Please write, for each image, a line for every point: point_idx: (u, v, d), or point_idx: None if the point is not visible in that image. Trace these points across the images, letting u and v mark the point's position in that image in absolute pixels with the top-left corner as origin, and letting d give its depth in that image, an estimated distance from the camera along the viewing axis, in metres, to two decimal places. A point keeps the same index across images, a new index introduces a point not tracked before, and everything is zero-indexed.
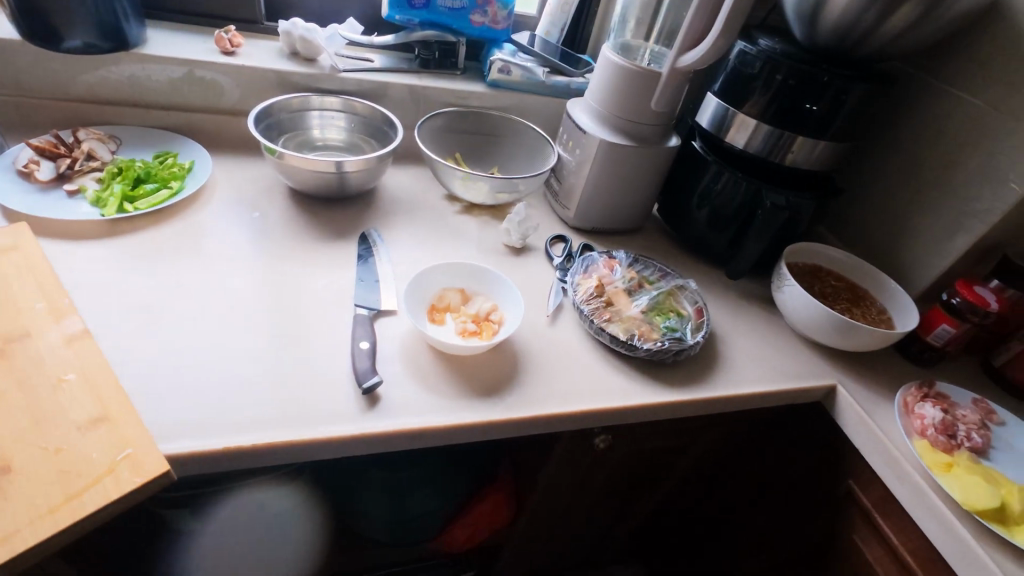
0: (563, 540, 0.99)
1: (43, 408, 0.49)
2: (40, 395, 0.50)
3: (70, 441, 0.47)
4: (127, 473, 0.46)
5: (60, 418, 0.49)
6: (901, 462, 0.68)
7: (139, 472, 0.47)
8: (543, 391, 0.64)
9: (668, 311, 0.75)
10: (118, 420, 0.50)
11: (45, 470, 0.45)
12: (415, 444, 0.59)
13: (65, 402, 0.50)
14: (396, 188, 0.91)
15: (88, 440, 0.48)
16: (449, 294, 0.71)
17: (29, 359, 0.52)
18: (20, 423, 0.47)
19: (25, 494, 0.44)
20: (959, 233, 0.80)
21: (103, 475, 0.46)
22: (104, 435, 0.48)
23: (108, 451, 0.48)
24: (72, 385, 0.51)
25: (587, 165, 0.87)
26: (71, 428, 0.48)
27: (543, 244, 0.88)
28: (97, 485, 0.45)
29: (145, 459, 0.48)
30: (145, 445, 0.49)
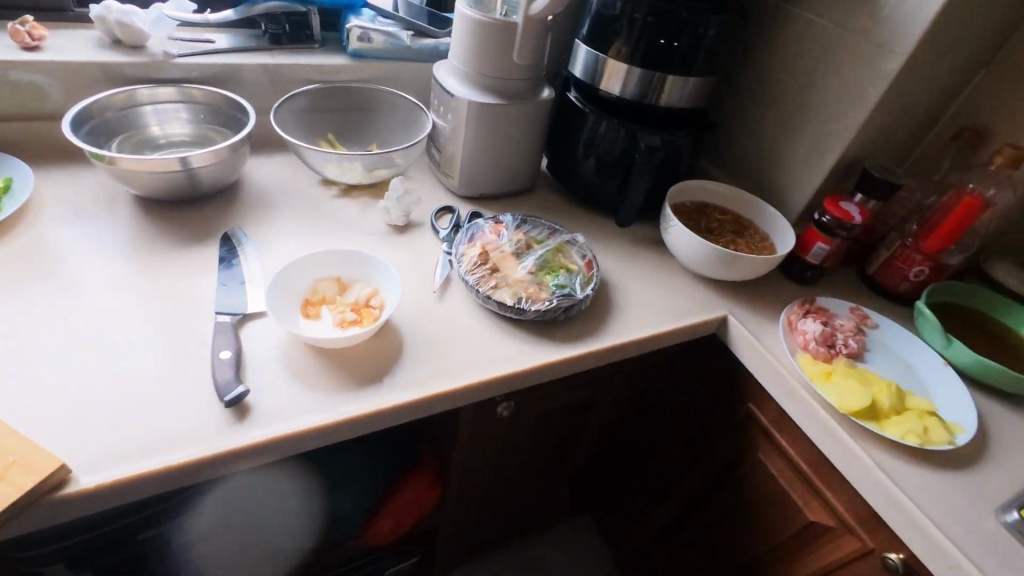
0: (501, 505, 1.00)
1: None
2: None
3: None
4: (20, 476, 0.45)
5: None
6: (788, 378, 0.71)
7: (31, 471, 0.45)
8: (432, 370, 0.62)
9: (557, 267, 0.75)
10: None
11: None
12: (296, 449, 0.55)
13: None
14: (263, 180, 0.85)
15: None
16: (324, 285, 0.67)
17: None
18: None
19: None
20: (823, 154, 0.83)
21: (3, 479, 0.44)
22: None
23: None
24: None
25: (463, 130, 0.83)
26: None
27: (429, 218, 0.84)
28: None
29: (34, 460, 0.46)
30: (29, 448, 0.46)
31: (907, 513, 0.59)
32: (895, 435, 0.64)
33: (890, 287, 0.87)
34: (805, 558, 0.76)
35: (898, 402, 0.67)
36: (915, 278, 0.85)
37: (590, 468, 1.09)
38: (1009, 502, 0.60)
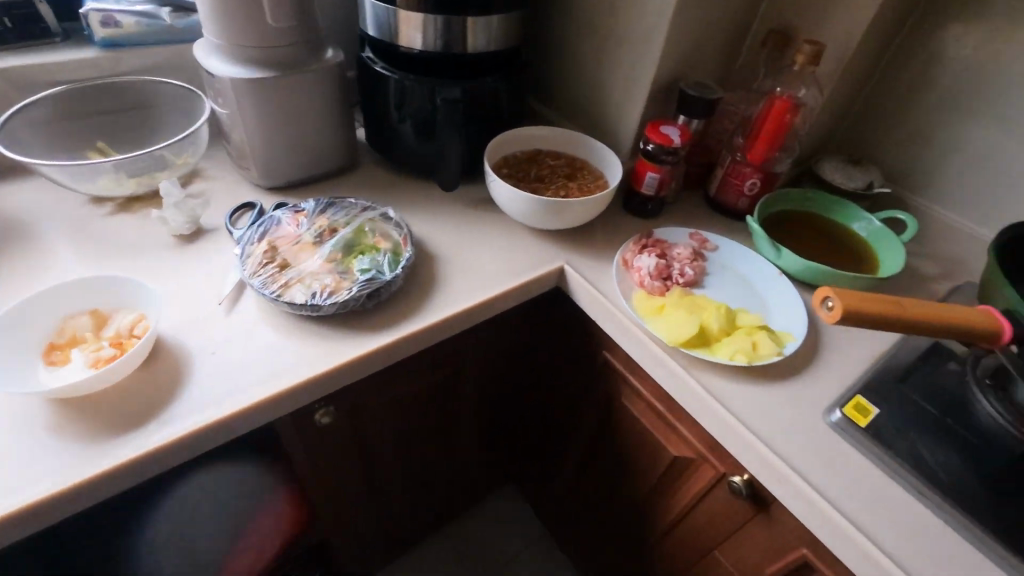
0: (395, 501, 0.96)
1: None
2: None
3: None
4: None
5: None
6: (623, 321, 0.68)
7: None
8: (214, 394, 0.55)
9: (363, 249, 0.68)
10: None
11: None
12: (44, 523, 0.47)
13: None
14: (12, 210, 0.72)
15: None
16: (77, 321, 0.58)
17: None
18: None
19: None
20: (638, 79, 0.79)
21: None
22: None
23: None
24: None
25: (240, 113, 0.73)
26: None
27: (224, 219, 0.74)
28: None
29: None
30: None
31: (738, 434, 0.58)
32: (725, 358, 0.62)
33: (730, 205, 0.86)
34: (677, 492, 0.75)
35: (728, 323, 0.66)
36: (749, 192, 0.83)
37: (487, 443, 1.05)
38: (834, 402, 0.61)
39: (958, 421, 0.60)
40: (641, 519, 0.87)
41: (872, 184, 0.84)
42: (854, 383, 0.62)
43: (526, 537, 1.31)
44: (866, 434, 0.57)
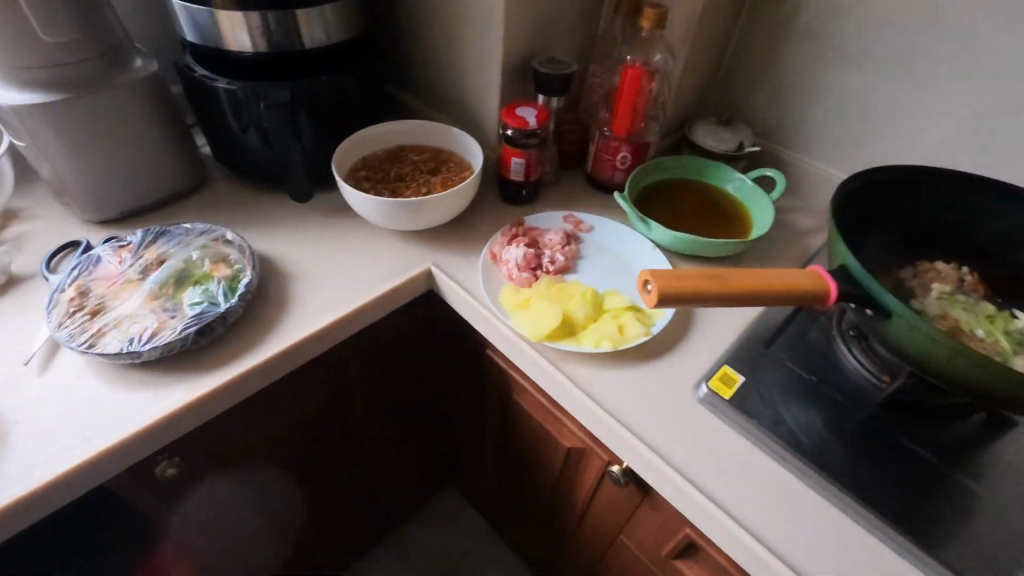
0: (310, 528, 0.92)
1: None
2: None
3: None
4: None
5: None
6: (490, 319, 0.64)
7: None
8: (14, 470, 0.49)
9: (196, 280, 0.61)
10: None
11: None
12: None
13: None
14: None
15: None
16: None
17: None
18: None
19: None
20: (488, 61, 0.75)
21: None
22: None
23: None
24: None
25: (40, 145, 0.65)
26: None
27: (42, 264, 0.67)
28: None
29: None
30: None
31: (603, 425, 0.56)
32: (590, 346, 0.60)
33: (606, 182, 0.83)
34: (579, 482, 0.74)
35: (595, 308, 0.64)
36: (623, 165, 0.80)
37: (405, 453, 1.02)
38: (702, 376, 0.59)
39: (823, 380, 0.60)
40: (557, 511, 0.85)
41: (742, 144, 0.83)
42: (723, 353, 0.61)
43: (472, 537, 1.29)
44: (731, 406, 0.56)
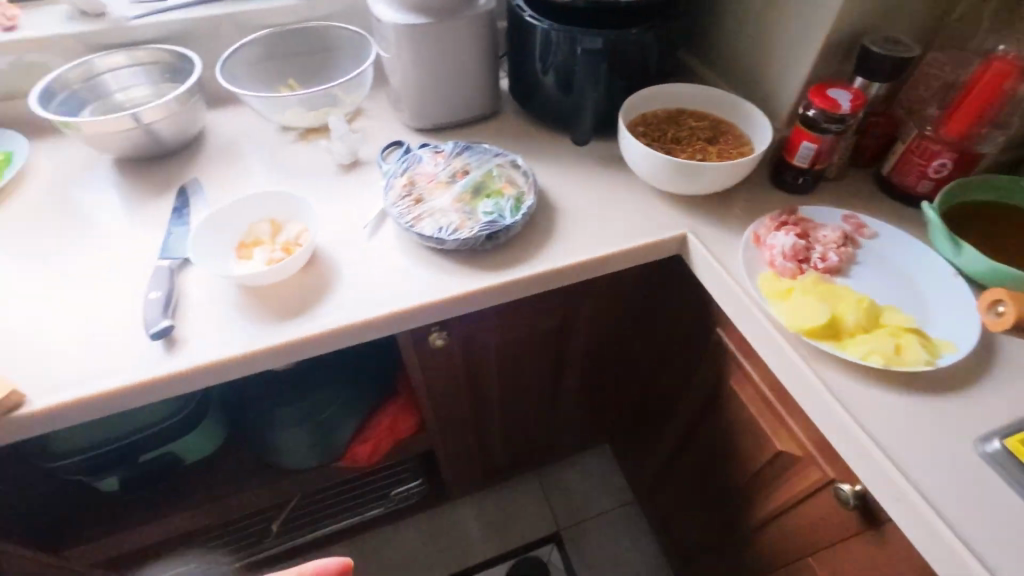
0: (493, 432, 1.04)
1: None
2: None
3: None
4: None
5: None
6: (743, 298, 0.63)
7: None
8: (352, 301, 0.64)
9: (490, 192, 0.72)
10: None
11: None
12: (230, 375, 0.60)
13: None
14: (228, 132, 0.88)
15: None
16: (259, 228, 0.70)
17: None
18: None
19: None
20: (812, 35, 0.70)
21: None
22: None
23: None
24: None
25: (400, 55, 0.79)
26: None
27: (377, 154, 0.83)
28: None
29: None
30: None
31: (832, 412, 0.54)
32: (855, 356, 0.55)
33: (908, 189, 0.73)
34: (774, 489, 0.70)
35: (868, 318, 0.58)
36: (936, 174, 0.70)
37: (581, 401, 1.08)
38: (994, 430, 0.51)
39: None
40: (730, 512, 0.83)
41: None
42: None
43: (611, 504, 1.33)
44: None
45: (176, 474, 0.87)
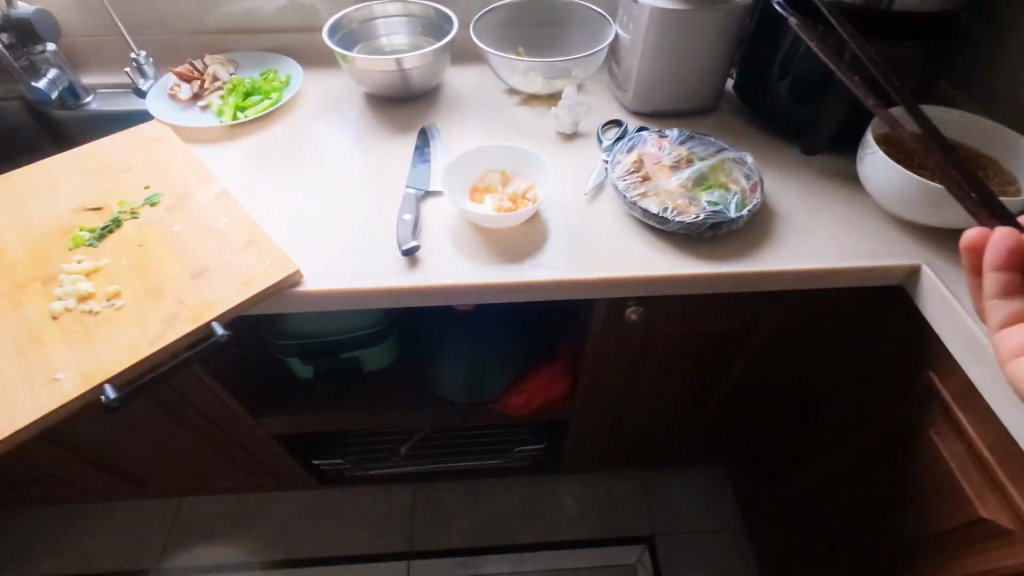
0: (625, 421, 1.05)
1: (208, 239, 0.66)
2: (201, 237, 0.66)
3: (235, 254, 0.65)
4: (274, 273, 0.63)
5: (51, 339, 0.57)
6: (986, 345, 0.58)
7: (281, 269, 0.63)
8: (571, 259, 0.68)
9: (714, 184, 0.72)
10: (261, 244, 0.66)
11: (223, 274, 0.62)
12: (455, 300, 0.67)
13: (224, 234, 0.67)
14: (460, 87, 0.96)
15: (248, 255, 0.64)
16: (491, 175, 0.76)
17: (23, 310, 0.59)
18: (207, 246, 0.66)
19: (221, 282, 0.62)
20: None
21: (255, 278, 0.62)
22: (256, 252, 0.65)
23: (259, 260, 0.64)
24: (228, 222, 0.68)
25: (642, 39, 0.81)
26: (235, 246, 0.66)
27: (596, 129, 0.86)
28: (262, 277, 0.62)
29: (284, 262, 0.64)
30: (281, 256, 0.64)
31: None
32: None
33: None
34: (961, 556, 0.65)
35: None
36: None
37: (719, 418, 1.04)
38: None
39: None
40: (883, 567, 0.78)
41: None
42: None
43: (713, 527, 1.29)
44: None
45: (351, 379, 0.99)
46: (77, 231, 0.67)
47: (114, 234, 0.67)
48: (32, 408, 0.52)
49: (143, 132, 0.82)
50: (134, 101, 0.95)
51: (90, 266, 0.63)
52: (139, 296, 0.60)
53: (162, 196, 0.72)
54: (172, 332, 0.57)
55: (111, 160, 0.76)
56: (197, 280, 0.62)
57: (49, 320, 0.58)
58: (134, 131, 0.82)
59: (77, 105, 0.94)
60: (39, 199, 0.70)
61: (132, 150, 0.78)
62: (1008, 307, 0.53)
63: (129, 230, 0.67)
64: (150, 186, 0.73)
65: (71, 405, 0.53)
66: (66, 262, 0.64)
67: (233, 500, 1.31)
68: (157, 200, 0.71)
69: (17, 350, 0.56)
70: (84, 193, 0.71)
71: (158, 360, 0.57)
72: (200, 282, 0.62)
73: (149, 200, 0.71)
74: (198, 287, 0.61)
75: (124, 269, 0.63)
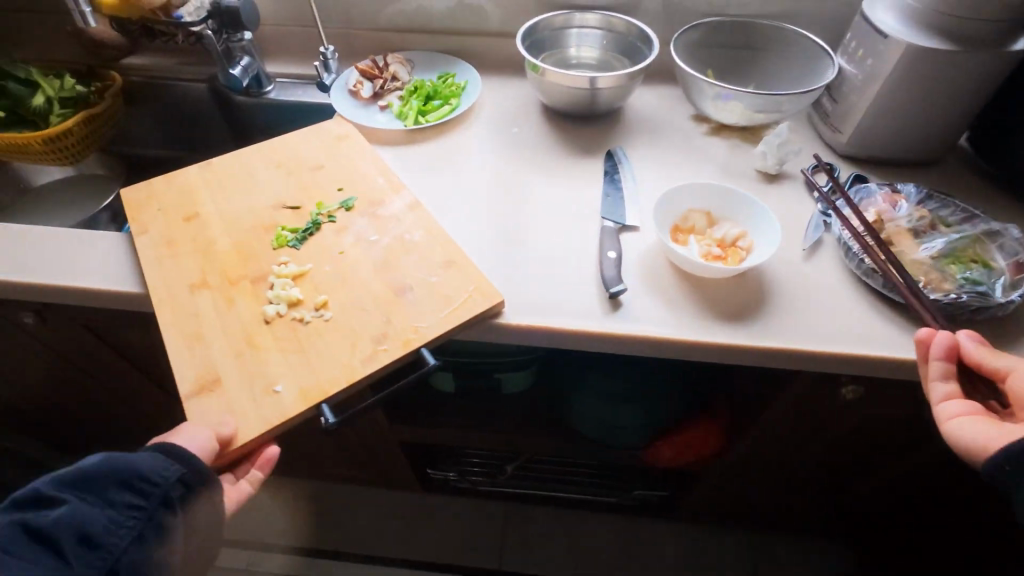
0: (765, 488, 0.96)
1: (407, 253, 0.64)
2: (400, 252, 0.65)
3: (437, 274, 0.62)
4: (479, 300, 0.60)
5: (265, 345, 0.56)
6: None
7: (485, 297, 0.60)
8: (795, 325, 0.61)
9: (969, 259, 0.61)
10: (462, 266, 0.63)
11: (428, 297, 0.60)
12: (660, 354, 0.61)
13: (424, 251, 0.64)
14: (642, 108, 0.90)
15: (450, 277, 0.62)
16: (695, 216, 0.70)
17: (237, 309, 0.59)
18: (406, 262, 0.63)
19: (426, 305, 0.60)
20: None
21: (460, 304, 0.59)
22: (457, 274, 0.62)
23: (460, 284, 0.61)
24: (425, 236, 0.66)
25: (881, 77, 0.72)
26: (436, 266, 0.63)
27: (803, 172, 0.78)
28: (467, 304, 0.60)
29: (487, 289, 0.61)
30: (484, 282, 0.62)
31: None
32: None
33: None
34: None
35: None
36: None
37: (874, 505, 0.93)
38: None
39: None
40: None
41: None
42: None
43: None
44: None
45: (486, 398, 0.96)
46: (280, 229, 0.66)
47: (314, 236, 0.66)
48: (254, 420, 0.52)
49: (329, 129, 0.81)
50: (313, 94, 0.95)
51: (297, 270, 0.62)
52: (348, 309, 0.59)
53: (356, 201, 0.70)
54: (383, 355, 0.56)
55: (303, 156, 0.76)
56: (401, 298, 0.60)
57: (262, 324, 0.58)
58: (321, 127, 0.82)
59: (259, 93, 0.94)
60: (239, 192, 0.70)
61: (322, 148, 0.77)
62: (947, 389, 0.52)
63: (329, 233, 0.66)
64: (343, 189, 0.71)
65: (290, 422, 0.52)
66: (272, 261, 0.63)
67: (331, 491, 1.32)
68: (351, 205, 0.69)
69: (236, 354, 0.56)
70: (282, 190, 0.71)
71: (367, 383, 0.55)
72: (404, 300, 0.60)
73: (344, 205, 0.69)
74: (402, 308, 0.59)
75: (329, 277, 0.62)
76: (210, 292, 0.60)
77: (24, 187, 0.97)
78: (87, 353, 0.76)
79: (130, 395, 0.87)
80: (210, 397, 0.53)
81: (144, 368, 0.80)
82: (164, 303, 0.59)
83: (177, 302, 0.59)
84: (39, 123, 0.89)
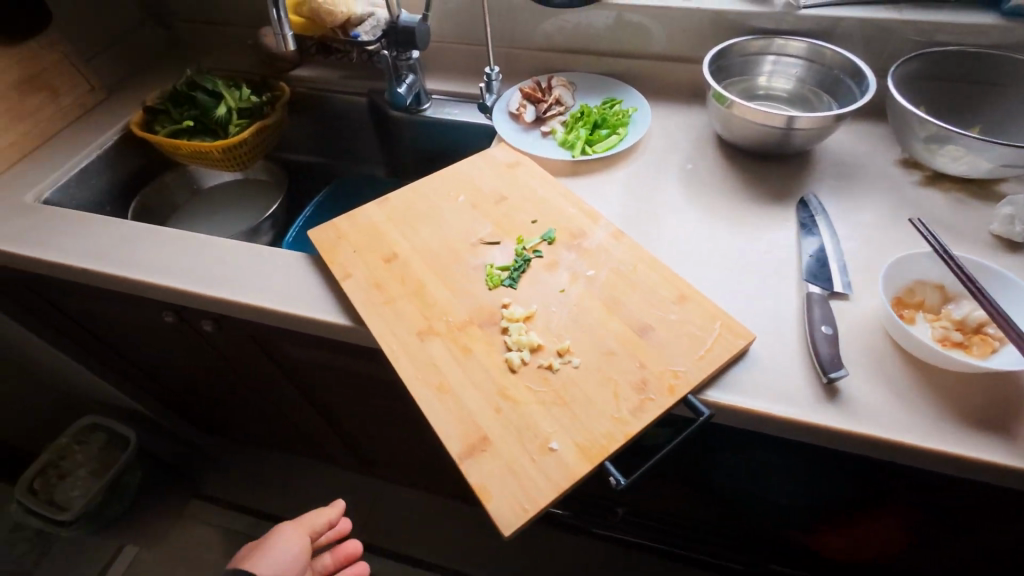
0: None
1: (621, 291, 0.60)
2: (622, 287, 0.61)
3: (674, 311, 0.58)
4: (731, 336, 0.56)
5: (521, 398, 0.52)
6: None
7: (738, 335, 0.55)
8: None
9: None
10: (694, 298, 0.59)
11: (673, 337, 0.56)
12: (886, 457, 0.51)
13: (648, 287, 0.60)
14: (835, 148, 0.79)
15: (687, 312, 0.58)
16: (924, 290, 0.59)
17: (475, 357, 0.56)
18: (634, 299, 0.59)
19: (675, 347, 0.55)
20: None
21: (713, 343, 0.55)
22: (695, 309, 0.58)
23: (701, 318, 0.57)
24: (641, 268, 0.62)
25: None
26: (668, 302, 0.59)
27: None
28: (718, 343, 0.55)
29: (735, 325, 0.56)
30: (728, 317, 0.57)
31: None
32: None
33: None
34: None
35: None
36: None
37: None
38: None
39: None
40: None
41: None
42: None
43: None
44: None
45: None
46: (489, 268, 0.64)
47: (526, 274, 0.63)
48: (541, 482, 0.47)
49: (497, 156, 0.78)
50: (470, 113, 0.93)
51: (527, 312, 0.59)
52: (591, 351, 0.55)
53: (556, 234, 0.67)
54: (651, 404, 0.51)
55: (481, 187, 0.74)
56: (646, 336, 0.56)
57: (509, 373, 0.54)
58: (487, 153, 0.79)
59: (417, 111, 0.94)
60: (428, 224, 0.69)
61: (497, 178, 0.75)
62: None
63: (541, 270, 0.63)
64: (537, 221, 0.69)
65: (576, 481, 0.48)
66: (491, 305, 0.60)
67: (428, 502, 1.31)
68: (552, 238, 0.66)
69: (493, 408, 0.52)
70: (472, 222, 0.69)
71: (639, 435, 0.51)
72: (649, 339, 0.56)
73: (546, 237, 0.66)
74: (653, 346, 0.55)
75: (560, 319, 0.58)
76: (441, 339, 0.57)
77: (195, 189, 1.03)
78: (249, 361, 0.79)
79: (273, 400, 0.89)
80: (483, 457, 0.49)
81: (294, 380, 0.81)
82: (398, 352, 0.57)
83: (410, 350, 0.57)
84: (219, 131, 0.93)
